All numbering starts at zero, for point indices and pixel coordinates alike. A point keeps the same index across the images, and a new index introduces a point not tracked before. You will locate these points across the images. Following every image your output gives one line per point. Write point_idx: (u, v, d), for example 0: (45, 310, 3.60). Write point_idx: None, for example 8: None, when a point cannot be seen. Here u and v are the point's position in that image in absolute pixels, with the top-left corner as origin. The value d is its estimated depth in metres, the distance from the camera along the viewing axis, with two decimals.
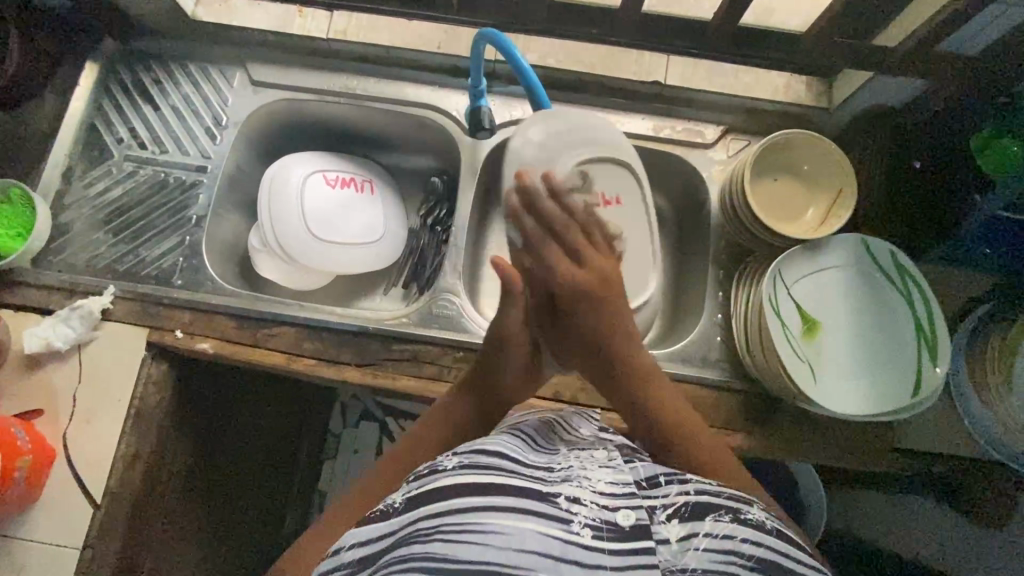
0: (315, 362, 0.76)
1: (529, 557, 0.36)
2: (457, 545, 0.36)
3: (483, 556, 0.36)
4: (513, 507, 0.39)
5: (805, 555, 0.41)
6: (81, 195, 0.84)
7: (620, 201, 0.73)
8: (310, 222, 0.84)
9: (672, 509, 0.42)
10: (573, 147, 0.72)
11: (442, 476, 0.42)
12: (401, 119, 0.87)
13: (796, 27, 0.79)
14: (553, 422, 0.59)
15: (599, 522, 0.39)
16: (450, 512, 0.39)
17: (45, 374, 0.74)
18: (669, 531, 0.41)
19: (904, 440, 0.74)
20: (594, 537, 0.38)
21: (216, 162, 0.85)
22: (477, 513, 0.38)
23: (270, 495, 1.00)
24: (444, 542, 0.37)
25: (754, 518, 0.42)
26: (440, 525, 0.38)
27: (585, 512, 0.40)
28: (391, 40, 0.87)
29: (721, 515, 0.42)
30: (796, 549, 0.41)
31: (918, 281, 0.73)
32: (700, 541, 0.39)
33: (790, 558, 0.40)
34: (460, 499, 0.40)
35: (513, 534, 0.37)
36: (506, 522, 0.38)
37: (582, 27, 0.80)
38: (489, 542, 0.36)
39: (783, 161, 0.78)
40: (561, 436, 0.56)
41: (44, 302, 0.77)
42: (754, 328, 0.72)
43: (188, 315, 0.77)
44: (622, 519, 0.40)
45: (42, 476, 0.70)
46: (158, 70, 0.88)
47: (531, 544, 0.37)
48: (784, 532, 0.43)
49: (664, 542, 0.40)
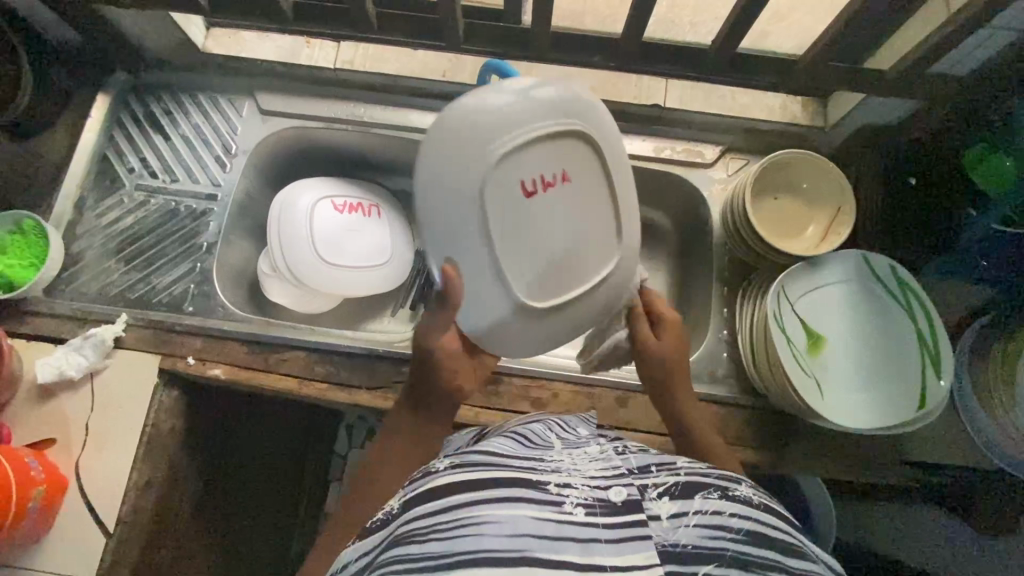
0: (326, 386, 0.77)
1: (522, 540, 0.37)
2: (451, 540, 0.38)
3: (476, 547, 0.37)
4: (503, 499, 0.40)
5: (793, 528, 0.42)
6: (92, 225, 0.85)
7: (567, 178, 0.55)
8: (318, 245, 0.85)
9: (663, 487, 0.42)
10: (504, 129, 0.54)
11: (436, 476, 0.43)
12: (407, 145, 0.89)
13: (790, 50, 0.81)
14: (553, 421, 0.60)
15: (591, 501, 0.40)
16: (442, 511, 0.40)
17: (58, 404, 0.75)
18: (660, 507, 0.41)
19: (912, 452, 0.75)
20: (586, 514, 0.39)
21: (226, 190, 0.87)
22: (468, 507, 0.39)
23: (279, 520, 1.00)
24: (440, 540, 0.38)
25: (744, 494, 0.43)
26: (435, 524, 0.39)
27: (577, 494, 0.41)
28: (398, 69, 0.90)
29: (711, 492, 0.42)
30: (785, 521, 0.42)
31: (921, 298, 0.74)
32: (691, 518, 0.40)
33: (779, 530, 0.41)
34: (451, 496, 0.41)
35: (504, 521, 0.38)
36: (496, 512, 0.39)
37: (587, 56, 0.79)
38: (481, 532, 0.37)
39: (782, 179, 0.80)
40: (557, 431, 0.57)
41: (56, 331, 0.77)
42: (758, 341, 0.73)
43: (200, 341, 0.78)
44: (614, 496, 0.41)
45: (54, 506, 0.70)
46: (168, 101, 0.90)
47: (525, 529, 0.38)
48: (772, 505, 0.43)
49: (656, 518, 0.40)
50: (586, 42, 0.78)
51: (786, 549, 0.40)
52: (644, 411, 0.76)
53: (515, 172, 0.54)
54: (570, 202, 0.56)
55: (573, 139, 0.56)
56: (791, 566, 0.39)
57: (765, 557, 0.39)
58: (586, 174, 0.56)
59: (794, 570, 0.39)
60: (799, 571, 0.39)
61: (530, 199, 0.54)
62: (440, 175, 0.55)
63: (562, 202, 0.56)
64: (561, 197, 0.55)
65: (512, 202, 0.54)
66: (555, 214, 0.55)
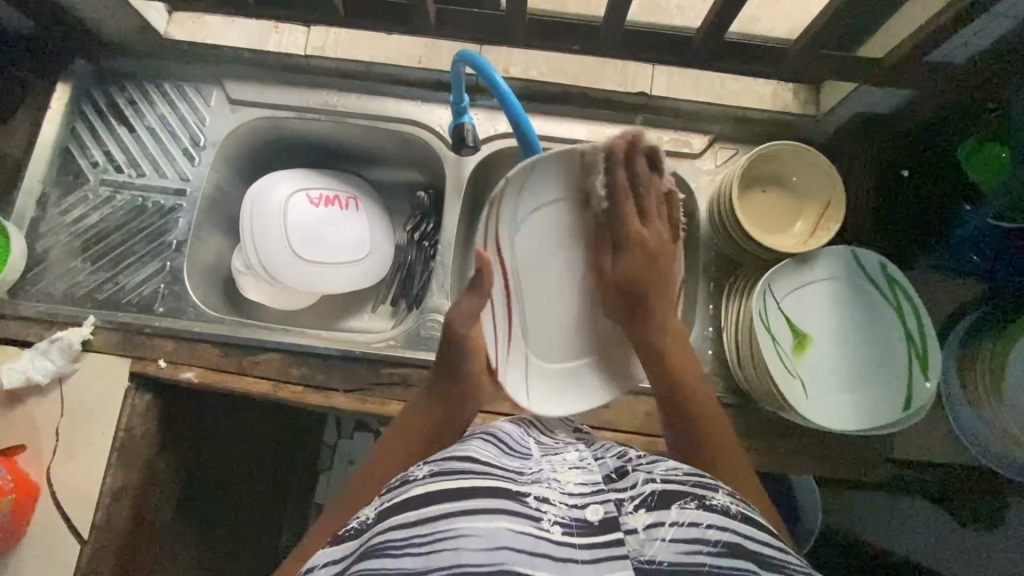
0: (302, 388, 0.75)
1: (500, 555, 0.37)
2: (426, 554, 0.37)
3: (453, 561, 0.36)
4: (478, 511, 0.39)
5: (770, 535, 0.42)
6: (56, 223, 0.81)
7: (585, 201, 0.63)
8: (292, 241, 0.83)
9: (639, 500, 0.42)
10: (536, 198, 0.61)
11: (413, 486, 0.43)
12: (382, 134, 0.86)
13: (783, 35, 0.77)
14: (527, 421, 0.61)
15: (568, 520, 0.40)
16: (418, 523, 0.39)
17: (25, 409, 0.73)
18: (636, 521, 0.40)
19: (898, 451, 0.74)
20: (562, 533, 0.39)
21: (195, 185, 0.83)
22: (444, 520, 0.39)
23: (267, 514, 1.00)
24: (414, 555, 0.37)
25: (719, 503, 0.42)
26: (410, 537, 0.38)
27: (555, 511, 0.40)
28: (369, 54, 0.85)
29: (687, 502, 0.41)
30: (761, 531, 0.41)
31: (911, 296, 0.72)
32: (667, 530, 0.39)
33: (754, 540, 0.40)
34: (427, 508, 0.40)
35: (482, 536, 0.37)
36: (471, 525, 0.38)
37: (567, 43, 0.76)
38: (458, 548, 0.37)
39: (772, 172, 0.77)
40: (535, 437, 0.56)
41: (23, 335, 0.75)
42: (743, 342, 0.71)
43: (171, 343, 0.76)
44: (591, 514, 0.40)
45: (26, 511, 0.69)
46: (132, 90, 0.85)
47: (501, 541, 0.37)
48: (748, 514, 0.43)
49: (632, 532, 0.39)
50: (564, 29, 0.74)
51: (765, 561, 0.39)
52: (626, 412, 0.76)
53: (563, 213, 0.63)
54: (567, 248, 0.64)
55: (568, 180, 0.62)
56: None
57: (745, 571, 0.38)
58: (571, 231, 0.64)
59: None
60: None
61: (581, 217, 0.64)
62: (593, 253, 0.65)
63: (559, 227, 0.63)
64: (604, 231, 0.65)
65: (594, 239, 0.65)
66: (595, 242, 0.65)
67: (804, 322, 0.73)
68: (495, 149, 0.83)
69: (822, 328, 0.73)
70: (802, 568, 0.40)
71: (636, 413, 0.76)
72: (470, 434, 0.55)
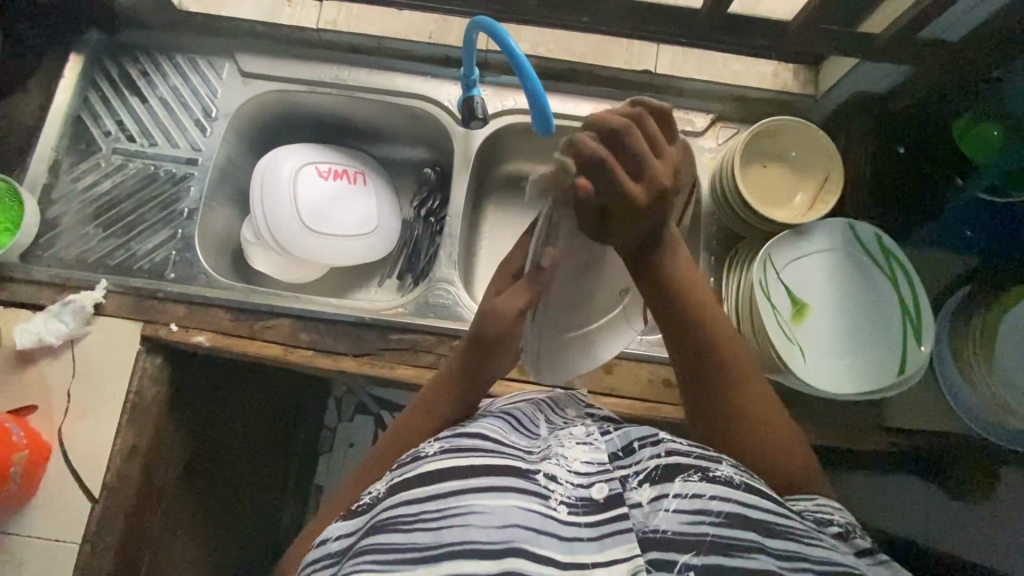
0: (311, 353, 0.76)
1: (511, 532, 0.38)
2: (438, 530, 0.39)
3: (462, 537, 0.38)
4: (489, 488, 0.41)
5: (771, 500, 0.43)
6: (68, 190, 0.82)
7: None
8: (302, 214, 0.84)
9: (643, 474, 0.44)
10: None
11: (423, 461, 0.44)
12: (393, 110, 0.87)
13: (784, 15, 0.79)
14: (545, 402, 0.59)
15: (574, 500, 0.42)
16: (431, 498, 0.41)
17: (37, 369, 0.74)
18: (641, 495, 0.43)
19: (891, 419, 0.77)
20: (569, 513, 0.41)
21: (207, 154, 0.84)
22: (456, 497, 0.40)
23: (266, 492, 1.00)
24: (425, 530, 0.39)
25: (723, 474, 0.43)
26: (422, 512, 0.40)
27: (561, 490, 0.42)
28: (381, 29, 0.87)
29: (691, 474, 0.43)
30: (766, 499, 0.43)
31: (904, 267, 0.75)
32: (670, 502, 0.42)
33: (756, 509, 0.42)
34: (437, 485, 0.41)
35: (493, 513, 0.39)
36: (484, 503, 0.40)
37: (575, 16, 0.78)
38: (468, 523, 0.38)
39: (771, 148, 0.80)
40: (546, 414, 0.56)
41: (34, 298, 0.76)
42: (744, 311, 0.74)
43: (182, 308, 0.77)
44: (595, 493, 0.42)
45: (39, 469, 0.70)
46: (145, 61, 0.87)
47: (512, 520, 0.39)
48: (751, 483, 0.44)
49: (637, 506, 0.42)
50: (573, 5, 0.77)
51: (768, 528, 0.41)
52: (629, 377, 0.77)
53: None
54: None
55: None
56: (769, 545, 0.40)
57: (747, 538, 0.40)
58: None
59: (771, 549, 0.40)
60: (778, 550, 0.40)
61: None
62: None
63: None
64: None
65: None
66: None
67: (802, 291, 0.75)
68: (503, 123, 0.85)
69: (819, 296, 0.75)
70: (806, 533, 0.42)
71: (640, 378, 0.77)
72: (483, 412, 0.55)
